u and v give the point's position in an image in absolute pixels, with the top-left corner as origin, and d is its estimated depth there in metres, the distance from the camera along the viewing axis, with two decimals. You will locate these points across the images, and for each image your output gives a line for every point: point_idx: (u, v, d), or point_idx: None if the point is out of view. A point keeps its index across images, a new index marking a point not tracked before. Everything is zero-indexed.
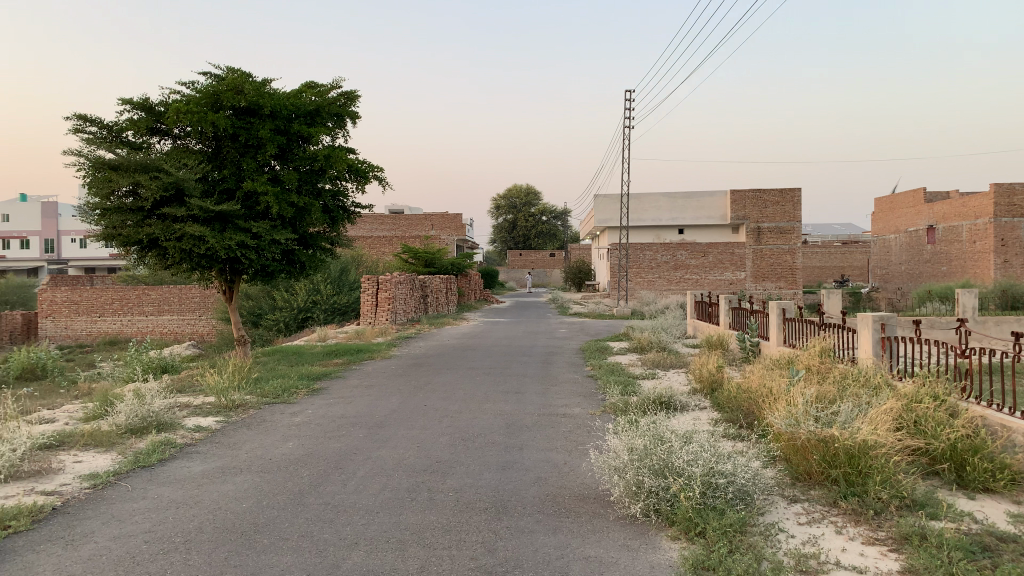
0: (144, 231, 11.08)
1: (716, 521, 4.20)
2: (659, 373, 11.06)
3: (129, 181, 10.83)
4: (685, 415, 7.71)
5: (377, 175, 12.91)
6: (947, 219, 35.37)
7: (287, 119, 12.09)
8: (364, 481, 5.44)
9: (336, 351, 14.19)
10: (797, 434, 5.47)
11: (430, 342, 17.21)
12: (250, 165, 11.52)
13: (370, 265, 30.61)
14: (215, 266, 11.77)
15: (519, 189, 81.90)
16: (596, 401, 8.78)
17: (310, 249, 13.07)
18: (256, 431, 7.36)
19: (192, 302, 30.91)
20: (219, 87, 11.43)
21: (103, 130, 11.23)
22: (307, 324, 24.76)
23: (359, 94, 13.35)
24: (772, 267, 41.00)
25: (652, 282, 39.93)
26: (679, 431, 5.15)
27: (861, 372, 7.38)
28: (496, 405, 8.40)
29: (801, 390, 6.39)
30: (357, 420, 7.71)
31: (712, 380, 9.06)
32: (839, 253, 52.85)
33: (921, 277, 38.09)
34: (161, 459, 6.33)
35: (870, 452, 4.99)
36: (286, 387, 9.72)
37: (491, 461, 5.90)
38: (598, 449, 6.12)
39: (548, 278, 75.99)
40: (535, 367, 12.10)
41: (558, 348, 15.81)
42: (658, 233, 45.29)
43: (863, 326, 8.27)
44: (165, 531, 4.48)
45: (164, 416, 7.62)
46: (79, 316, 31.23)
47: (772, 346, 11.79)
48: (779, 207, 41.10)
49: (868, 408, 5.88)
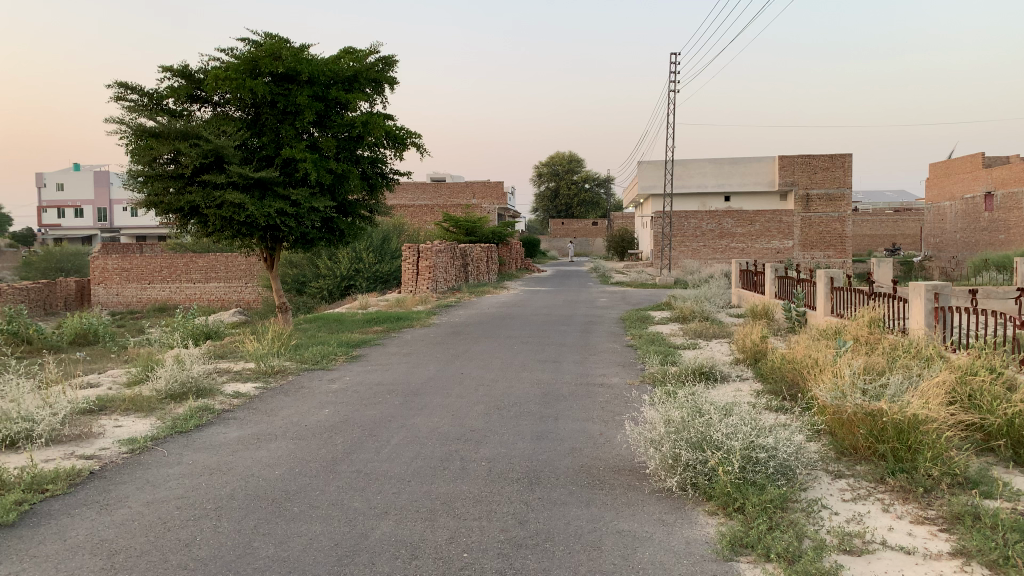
0: (184, 198, 11.14)
1: (755, 497, 4.05)
2: (702, 343, 10.84)
3: (170, 148, 10.88)
4: (727, 386, 7.52)
5: (415, 142, 12.79)
6: (1006, 184, 34.06)
7: (325, 85, 12.01)
8: (397, 450, 5.39)
9: (376, 318, 14.23)
10: (843, 408, 5.26)
11: (470, 310, 17.18)
12: (288, 132, 11.47)
13: (412, 234, 30.66)
14: (255, 234, 11.81)
15: (562, 157, 81.21)
16: (636, 371, 8.63)
17: (350, 216, 13.04)
18: (293, 398, 7.39)
19: (239, 269, 31.37)
20: (258, 53, 11.39)
21: (144, 98, 11.29)
22: (350, 292, 24.97)
23: (397, 59, 13.19)
24: (821, 235, 40.12)
25: (697, 251, 39.30)
26: (719, 403, 4.97)
27: (912, 343, 7.09)
28: (533, 374, 8.32)
29: (850, 361, 6.15)
30: (393, 388, 7.69)
31: (755, 351, 8.83)
32: (891, 221, 51.45)
33: (977, 246, 36.86)
34: (199, 424, 6.38)
35: (920, 428, 4.77)
36: (325, 354, 9.77)
37: (526, 432, 5.82)
38: (635, 420, 5.99)
39: (592, 247, 75.50)
40: (575, 336, 11.98)
41: (598, 317, 15.64)
42: (703, 201, 44.47)
43: (915, 296, 7.93)
44: (197, 498, 4.48)
45: (204, 382, 7.70)
46: (130, 283, 32.01)
47: (819, 316, 11.46)
48: (828, 173, 40.08)
49: (920, 381, 5.63)
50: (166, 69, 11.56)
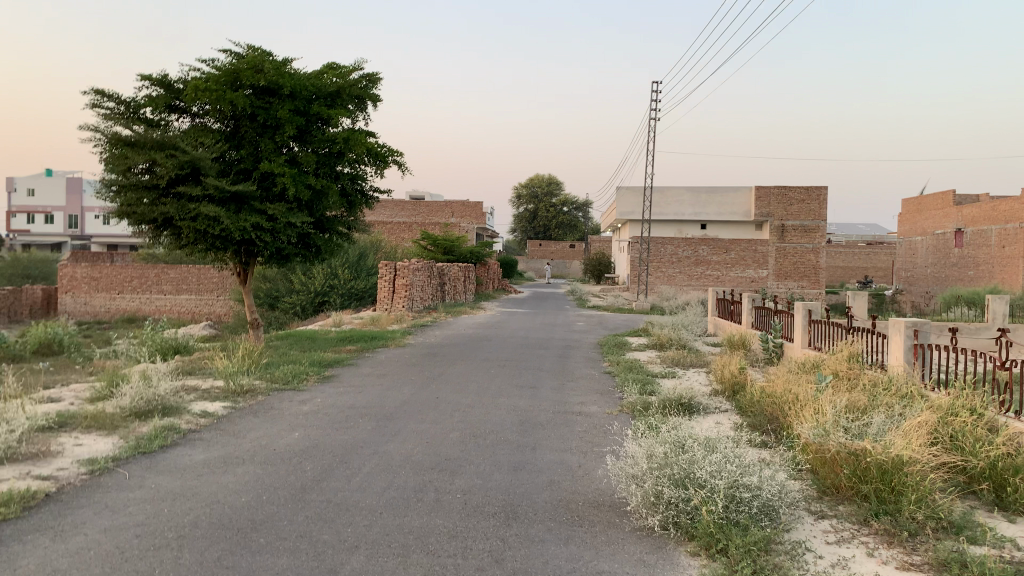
0: (158, 209, 10.91)
1: (739, 538, 3.93)
2: (679, 372, 10.78)
3: (145, 158, 10.66)
4: (706, 418, 7.43)
5: (397, 160, 12.66)
6: (976, 223, 34.63)
7: (307, 100, 11.87)
8: (370, 478, 5.22)
9: (350, 337, 14.00)
10: (827, 446, 5.18)
11: (446, 331, 17.00)
12: (268, 145, 11.30)
13: (388, 251, 30.45)
14: (230, 248, 11.59)
15: (541, 179, 81.43)
16: (614, 400, 8.52)
17: (327, 233, 12.87)
18: (263, 419, 7.17)
19: (211, 282, 30.93)
20: (239, 65, 11.24)
21: (121, 106, 11.06)
22: (324, 308, 24.69)
23: (381, 76, 13.10)
24: (795, 265, 40.50)
25: (672, 277, 39.49)
26: (702, 438, 4.87)
27: (891, 381, 7.06)
28: (510, 400, 8.17)
29: (831, 398, 6.09)
30: (366, 411, 7.51)
31: (734, 382, 8.76)
32: (864, 254, 52.12)
33: (947, 281, 37.37)
34: (163, 445, 6.16)
35: (904, 469, 4.69)
36: (296, 373, 9.54)
37: (503, 462, 5.67)
38: (614, 453, 5.87)
39: (568, 270, 75.65)
40: (551, 361, 11.85)
41: (575, 341, 15.54)
42: (680, 228, 44.71)
43: (895, 332, 7.92)
44: (158, 525, 4.27)
45: (170, 400, 7.46)
46: (98, 293, 31.46)
47: (796, 348, 11.45)
48: (804, 205, 40.54)
49: (902, 419, 5.57)
50: (144, 78, 11.36)
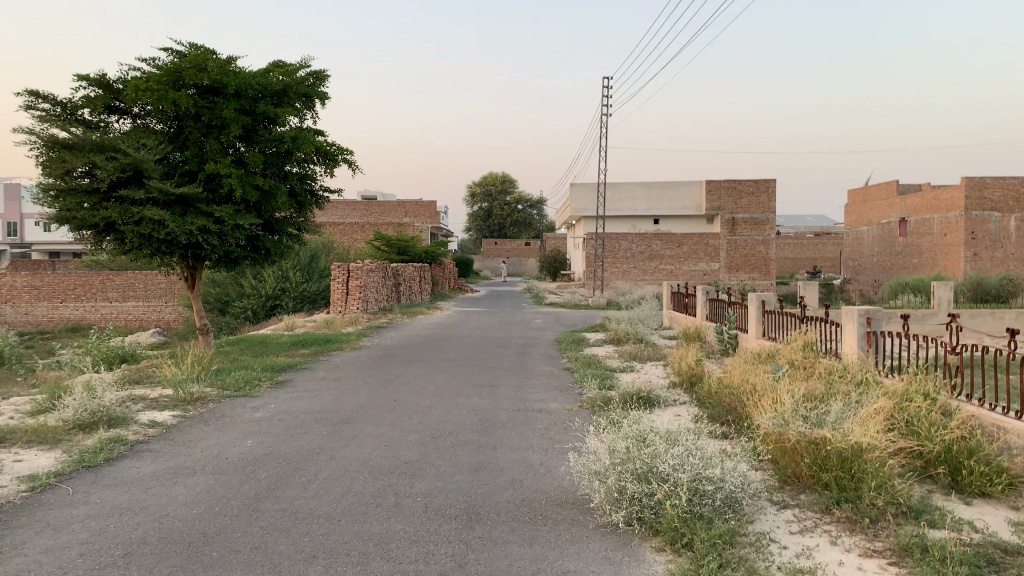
0: (99, 214, 10.53)
1: (704, 532, 3.89)
2: (637, 366, 10.79)
3: (84, 161, 10.29)
4: (666, 411, 7.43)
5: (347, 158, 12.45)
6: (918, 212, 35.55)
7: (253, 99, 11.59)
8: (327, 485, 5.07)
9: (304, 341, 13.72)
10: (786, 436, 5.19)
11: (402, 332, 16.80)
12: (213, 146, 11.00)
13: (341, 253, 30.06)
14: (176, 252, 11.25)
15: (495, 178, 81.26)
16: (573, 396, 8.47)
17: (276, 235, 12.59)
18: (214, 428, 6.95)
19: (158, 288, 30.16)
20: (182, 64, 10.93)
21: (57, 108, 10.65)
22: (276, 312, 24.24)
23: (328, 74, 12.88)
24: (745, 257, 41.09)
25: (626, 272, 39.75)
26: (664, 431, 4.83)
27: (846, 368, 7.14)
28: (469, 400, 8.07)
29: (789, 387, 6.12)
30: (322, 416, 7.33)
31: (691, 374, 8.79)
32: (812, 245, 53.17)
33: (893, 269, 38.30)
34: (109, 457, 5.91)
35: (863, 455, 4.72)
36: (249, 379, 9.30)
37: (463, 462, 5.58)
38: (576, 449, 5.82)
39: (524, 267, 75.77)
40: (510, 359, 11.76)
41: (533, 339, 15.50)
42: (633, 223, 45.03)
43: (848, 320, 8.01)
44: (103, 543, 4.07)
45: (116, 411, 7.18)
46: (40, 302, 30.37)
47: (751, 339, 11.56)
48: (753, 198, 41.15)
49: (859, 406, 5.62)
50: (81, 78, 10.96)
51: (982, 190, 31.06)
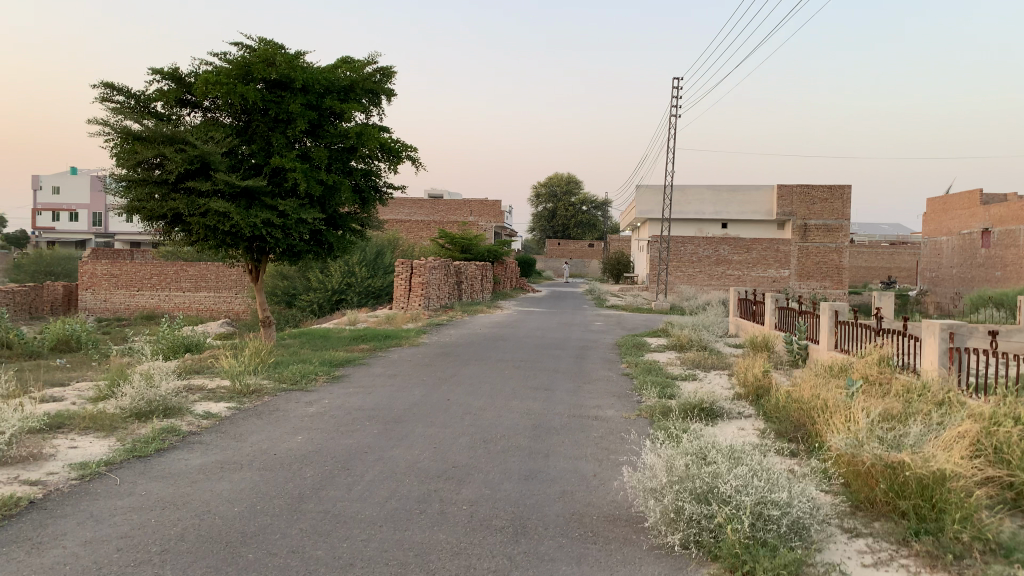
0: (167, 205, 10.70)
1: (767, 560, 3.58)
2: (700, 374, 10.41)
3: (154, 153, 10.45)
4: (729, 424, 7.08)
5: (411, 155, 12.38)
6: (1004, 222, 33.84)
7: (319, 94, 11.62)
8: (371, 487, 4.93)
9: (363, 336, 13.75)
10: (860, 458, 4.82)
11: (462, 330, 16.72)
12: (279, 140, 11.06)
13: (405, 250, 30.24)
14: (240, 244, 11.37)
15: (560, 178, 80.92)
16: (632, 404, 8.17)
17: (339, 230, 12.60)
18: (266, 421, 6.92)
19: (229, 279, 30.89)
20: (251, 58, 11.01)
21: (131, 100, 10.86)
22: (341, 307, 24.52)
23: (395, 70, 12.82)
24: (817, 265, 39.73)
25: (692, 277, 39.06)
26: (727, 448, 4.52)
27: (926, 386, 6.67)
28: (523, 403, 7.86)
29: (864, 405, 5.71)
30: (374, 413, 7.23)
31: (758, 386, 8.40)
32: (887, 254, 51.35)
33: (974, 281, 36.61)
34: (160, 448, 5.90)
35: (946, 484, 4.32)
36: (304, 372, 9.29)
37: (513, 470, 5.37)
38: (632, 462, 5.55)
39: (587, 269, 75.38)
40: (568, 362, 11.53)
41: (593, 341, 15.22)
42: (701, 227, 44.09)
43: (928, 335, 7.49)
44: (142, 538, 3.99)
45: (172, 400, 7.20)
46: (117, 290, 31.43)
47: (821, 351, 11.05)
48: (827, 204, 39.88)
49: (941, 429, 5.19)
50: (155, 72, 11.15)
51: None
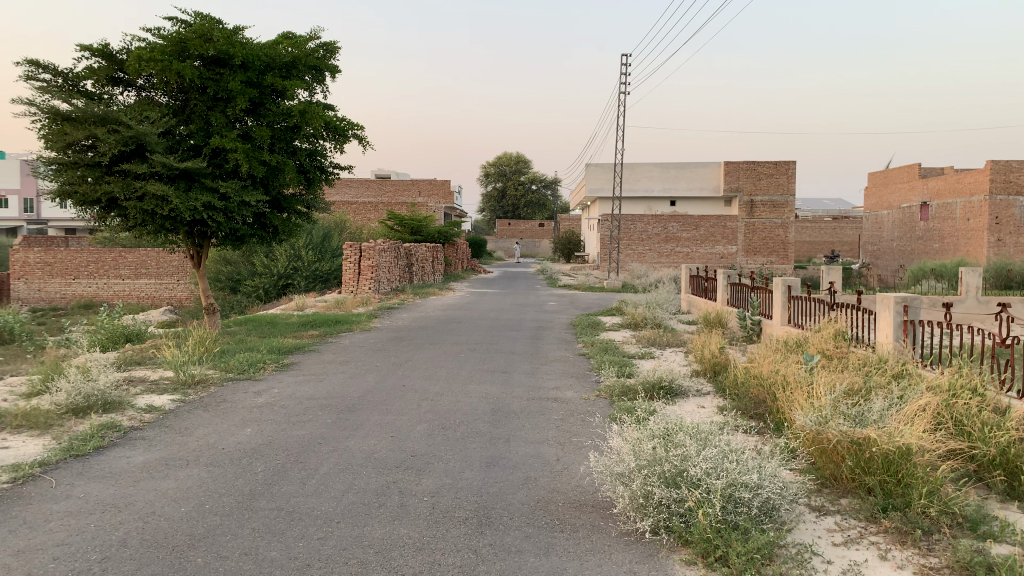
0: (101, 189, 10.18)
1: (740, 544, 3.49)
2: (656, 352, 10.37)
3: (85, 134, 9.91)
4: (689, 403, 7.01)
5: (357, 134, 12.03)
6: (941, 195, 34.70)
7: (260, 72, 11.19)
8: (327, 480, 4.71)
9: (313, 321, 13.40)
10: (826, 435, 4.77)
11: (414, 313, 16.47)
12: (218, 119, 10.61)
13: (353, 232, 29.72)
14: (180, 229, 10.92)
15: (509, 157, 80.44)
16: (591, 384, 8.06)
17: (284, 212, 12.21)
18: (213, 414, 6.61)
19: (170, 266, 30.01)
20: (186, 34, 10.52)
21: (58, 78, 10.28)
22: (288, 292, 23.97)
23: (339, 46, 12.42)
24: (764, 241, 40.40)
25: (643, 255, 39.42)
26: (694, 429, 4.41)
27: (882, 360, 6.70)
28: (481, 387, 7.69)
29: (826, 380, 5.68)
30: (327, 402, 6.98)
31: (715, 363, 8.36)
32: (830, 229, 52.42)
33: (913, 254, 37.56)
34: (100, 446, 5.56)
35: (912, 459, 4.29)
36: (252, 361, 8.97)
37: (474, 457, 5.20)
38: (595, 445, 5.44)
39: (537, 249, 75.46)
40: (524, 343, 11.37)
41: (547, 322, 15.10)
42: (649, 205, 44.31)
43: (883, 308, 7.53)
44: (80, 545, 3.72)
45: (111, 394, 6.84)
46: (53, 279, 30.24)
47: (775, 326, 11.11)
48: (772, 180, 40.36)
49: (903, 403, 5.18)
50: (84, 48, 10.57)
51: (1008, 174, 30.24)
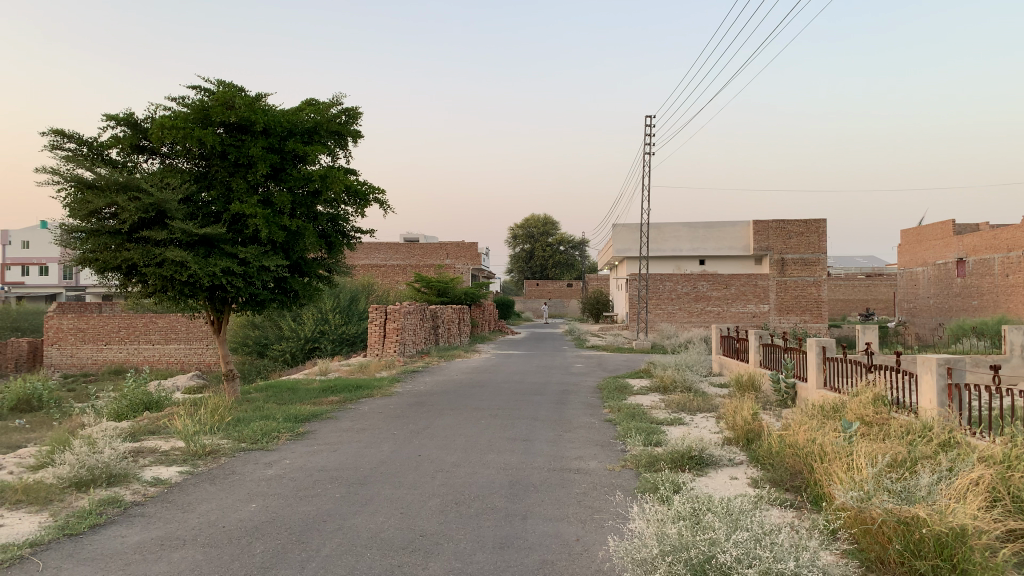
0: (121, 256, 10.16)
1: None
2: (686, 418, 9.92)
3: (106, 202, 9.94)
4: (719, 474, 6.60)
5: (378, 198, 11.96)
6: (977, 251, 33.99)
7: (282, 138, 11.25)
8: (327, 563, 4.39)
9: (333, 387, 13.14)
10: (870, 514, 4.35)
11: (437, 377, 16.15)
12: (240, 185, 10.62)
13: (380, 295, 29.70)
14: (200, 294, 10.84)
15: (537, 219, 80.89)
16: (616, 453, 7.66)
17: (305, 277, 12.12)
18: (219, 488, 6.33)
19: (199, 331, 30.18)
20: (209, 102, 10.62)
21: (83, 147, 10.39)
22: (314, 355, 23.84)
23: (362, 111, 12.47)
24: (796, 299, 39.58)
25: (671, 314, 39.19)
26: (724, 509, 4.02)
27: (926, 427, 6.27)
28: (499, 457, 7.35)
29: (867, 451, 5.26)
30: (339, 475, 6.68)
31: (748, 430, 7.93)
32: (864, 287, 51.59)
33: (951, 311, 36.64)
34: (95, 524, 5.29)
35: (967, 541, 3.87)
36: (266, 430, 8.69)
37: (487, 537, 4.85)
38: (618, 524, 5.08)
39: (566, 309, 75.29)
40: (548, 409, 10.99)
41: (573, 385, 14.70)
42: (678, 264, 43.93)
43: (925, 370, 7.09)
44: None
45: (117, 467, 6.59)
46: (85, 344, 30.53)
47: (810, 389, 10.62)
48: (803, 238, 39.80)
49: (952, 476, 4.76)
50: (110, 118, 10.71)
51: None
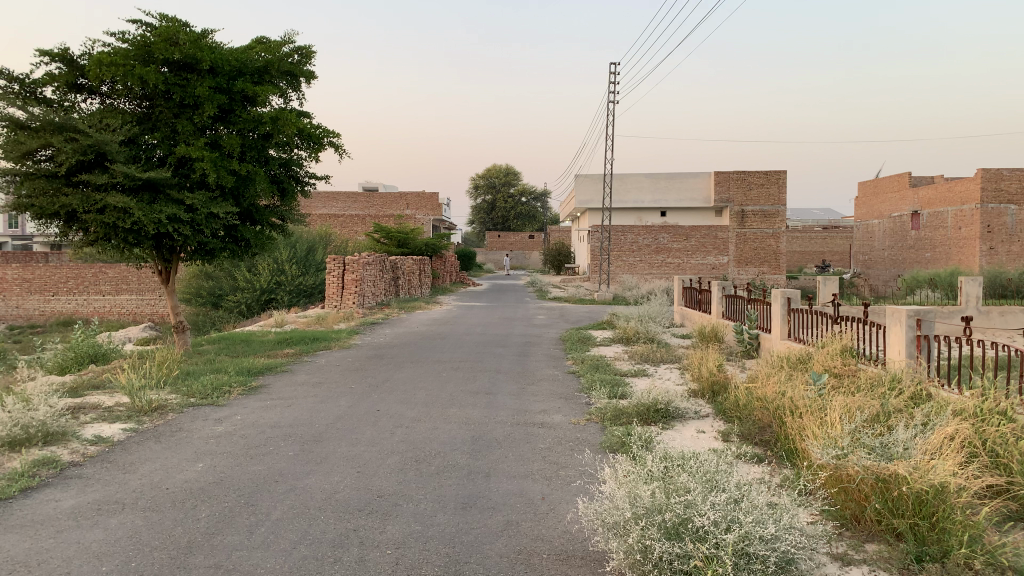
0: (59, 201, 9.55)
1: None
2: (649, 370, 9.78)
3: (41, 142, 9.27)
4: (686, 428, 6.45)
5: (332, 141, 11.45)
6: (931, 204, 34.41)
7: (230, 77, 10.66)
8: (277, 528, 4.11)
9: (289, 339, 12.75)
10: (848, 471, 4.20)
11: (397, 329, 15.79)
12: (186, 127, 10.05)
13: (338, 245, 29.13)
14: (144, 243, 10.31)
15: (498, 170, 80.04)
16: (581, 406, 7.49)
17: (257, 225, 11.64)
18: (165, 446, 5.98)
19: (151, 281, 29.35)
20: (151, 38, 9.97)
21: (14, 85, 9.69)
22: (270, 307, 23.43)
23: (315, 51, 11.87)
24: (755, 251, 39.86)
25: (633, 266, 38.85)
26: (696, 467, 3.81)
27: (895, 379, 6.18)
28: (461, 412, 7.12)
29: (842, 405, 5.12)
30: (293, 431, 6.37)
31: (713, 382, 7.79)
32: (821, 239, 52.20)
33: (905, 263, 37.22)
34: (28, 487, 4.93)
35: (948, 499, 3.72)
36: (217, 384, 8.32)
37: (449, 497, 4.61)
38: (584, 483, 4.89)
39: (527, 261, 75.18)
40: (510, 362, 10.75)
41: (535, 337, 14.50)
42: (639, 216, 44.12)
43: (894, 322, 6.96)
44: None
45: (54, 425, 6.19)
46: (31, 295, 29.51)
47: (774, 340, 10.53)
48: (763, 189, 40.03)
49: (928, 430, 4.62)
50: (43, 53, 10.00)
51: (998, 182, 29.95)
